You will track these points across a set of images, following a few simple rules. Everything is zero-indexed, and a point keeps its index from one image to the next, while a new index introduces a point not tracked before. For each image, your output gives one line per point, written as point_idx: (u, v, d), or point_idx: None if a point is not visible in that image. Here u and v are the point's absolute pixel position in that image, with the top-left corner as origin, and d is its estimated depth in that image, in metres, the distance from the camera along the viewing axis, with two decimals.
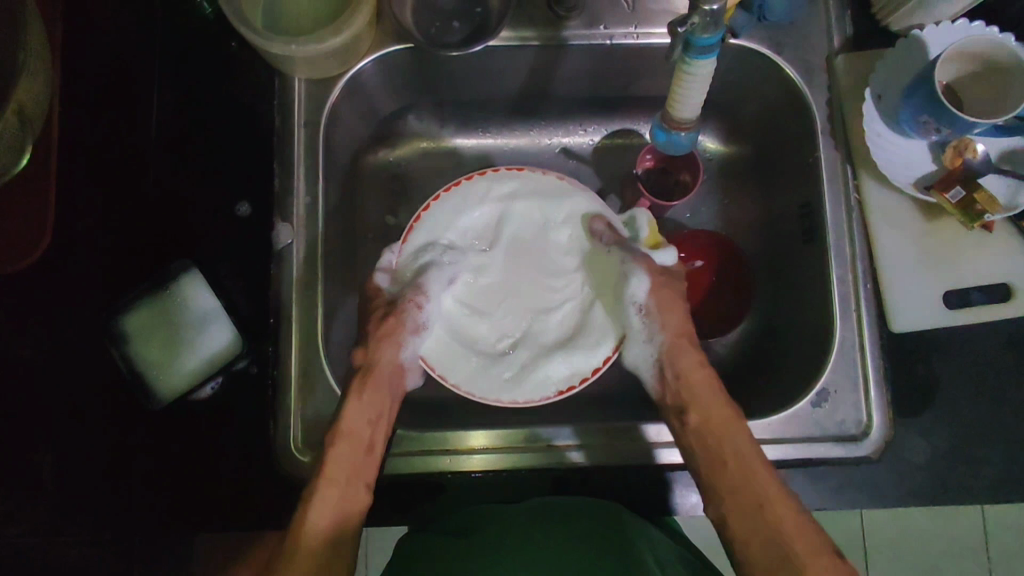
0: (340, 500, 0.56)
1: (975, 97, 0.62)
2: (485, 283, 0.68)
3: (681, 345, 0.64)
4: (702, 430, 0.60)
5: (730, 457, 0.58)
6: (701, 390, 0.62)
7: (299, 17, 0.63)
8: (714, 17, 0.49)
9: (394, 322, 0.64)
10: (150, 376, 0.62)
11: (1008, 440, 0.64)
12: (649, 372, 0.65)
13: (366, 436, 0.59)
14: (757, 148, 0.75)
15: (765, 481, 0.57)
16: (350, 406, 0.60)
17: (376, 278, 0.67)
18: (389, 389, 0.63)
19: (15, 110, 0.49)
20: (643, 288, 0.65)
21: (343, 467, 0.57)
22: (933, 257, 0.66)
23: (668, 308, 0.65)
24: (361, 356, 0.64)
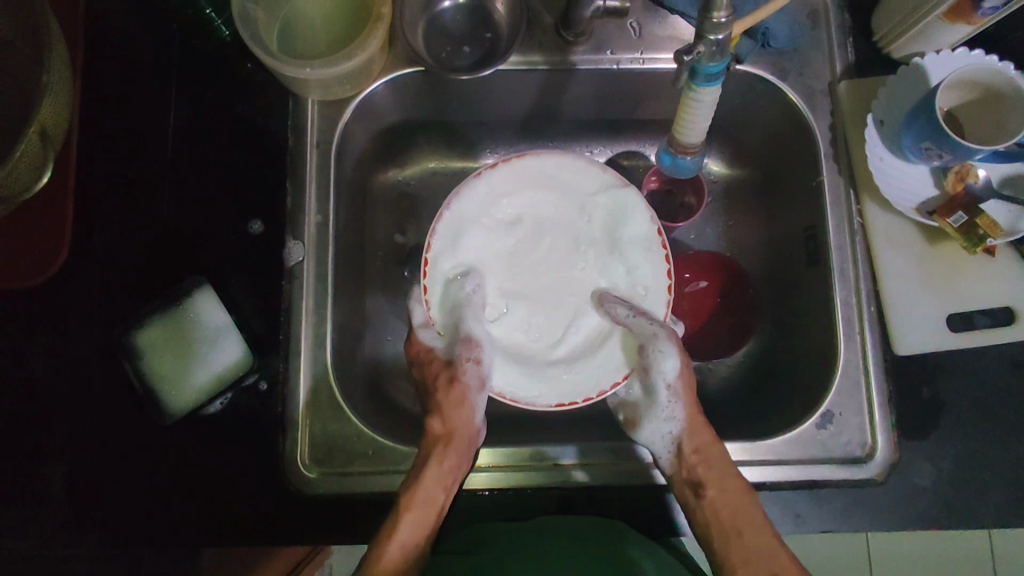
0: (406, 565, 0.55)
1: (977, 124, 0.63)
2: (547, 288, 0.64)
3: (700, 421, 0.61)
4: (717, 506, 0.58)
5: (742, 528, 0.58)
6: (720, 467, 0.59)
7: (315, 41, 0.65)
8: (720, 47, 0.49)
9: (461, 390, 0.60)
10: (161, 391, 0.63)
11: (1012, 464, 0.64)
12: (665, 454, 0.61)
13: (435, 501, 0.57)
14: (761, 171, 0.77)
15: (757, 540, 0.57)
16: (425, 471, 0.57)
17: (421, 337, 0.63)
18: (466, 453, 0.60)
19: (37, 130, 0.51)
20: (674, 370, 0.60)
21: (413, 532, 0.56)
22: (936, 282, 0.67)
23: (686, 383, 0.61)
24: (435, 420, 0.60)
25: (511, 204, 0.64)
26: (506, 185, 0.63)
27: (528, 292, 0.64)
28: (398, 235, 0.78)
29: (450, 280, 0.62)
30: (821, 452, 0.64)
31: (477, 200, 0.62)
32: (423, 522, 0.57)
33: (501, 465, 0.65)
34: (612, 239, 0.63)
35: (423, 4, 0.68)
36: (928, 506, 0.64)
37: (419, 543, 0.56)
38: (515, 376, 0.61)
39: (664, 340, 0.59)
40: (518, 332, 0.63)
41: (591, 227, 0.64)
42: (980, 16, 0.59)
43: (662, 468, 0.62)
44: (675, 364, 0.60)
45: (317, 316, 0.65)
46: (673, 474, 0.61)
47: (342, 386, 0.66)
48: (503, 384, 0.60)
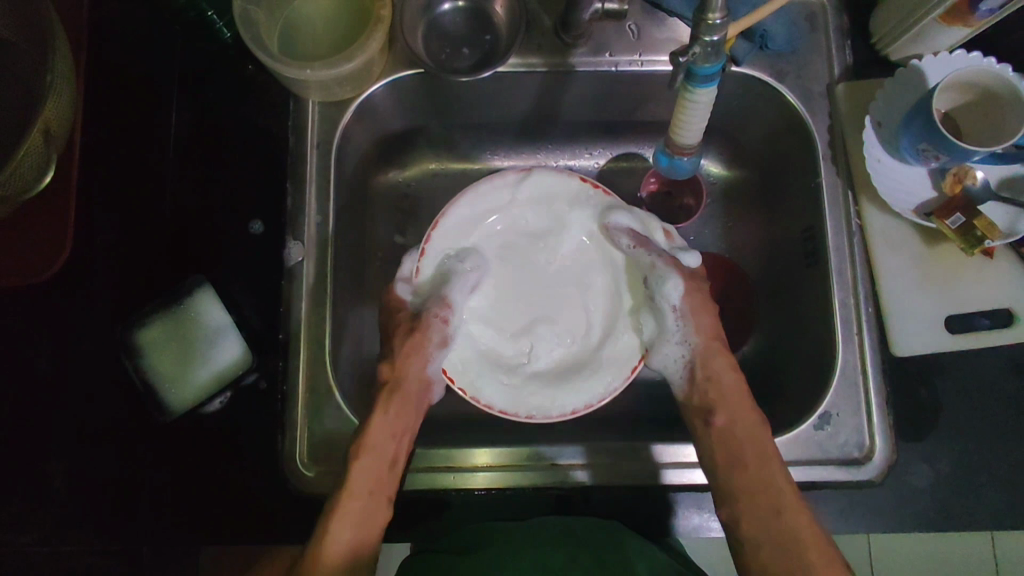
0: (365, 513, 0.57)
1: (974, 126, 0.63)
2: (554, 291, 0.69)
3: (714, 348, 0.64)
4: (728, 430, 0.61)
5: (751, 460, 0.59)
6: (730, 395, 0.62)
7: (315, 42, 0.66)
8: (715, 48, 0.49)
9: (421, 337, 0.62)
10: (163, 390, 0.64)
11: (1010, 465, 0.64)
12: (677, 378, 0.65)
13: (389, 448, 0.59)
14: (760, 172, 0.77)
15: (776, 470, 0.59)
16: (375, 420, 0.59)
17: (398, 290, 0.65)
18: (414, 403, 0.62)
19: (42, 130, 0.52)
20: (678, 292, 0.63)
21: (365, 481, 0.57)
22: (934, 283, 0.67)
23: (700, 311, 0.64)
24: (386, 368, 0.62)
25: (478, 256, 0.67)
26: (461, 238, 0.66)
27: (539, 308, 0.69)
28: (397, 236, 0.78)
29: (461, 355, 0.65)
30: (819, 453, 0.64)
31: (437, 249, 0.65)
32: (374, 472, 0.58)
33: (499, 464, 0.65)
34: (579, 212, 0.67)
35: (423, 7, 0.69)
36: (926, 507, 0.64)
37: (369, 491, 0.58)
38: (573, 385, 0.64)
39: (662, 265, 0.64)
40: (558, 343, 0.68)
41: (556, 215, 0.68)
42: (977, 19, 0.60)
43: (677, 393, 0.65)
44: (679, 290, 0.63)
45: (315, 316, 0.66)
46: (687, 399, 0.64)
47: (340, 385, 0.66)
48: (565, 396, 0.64)
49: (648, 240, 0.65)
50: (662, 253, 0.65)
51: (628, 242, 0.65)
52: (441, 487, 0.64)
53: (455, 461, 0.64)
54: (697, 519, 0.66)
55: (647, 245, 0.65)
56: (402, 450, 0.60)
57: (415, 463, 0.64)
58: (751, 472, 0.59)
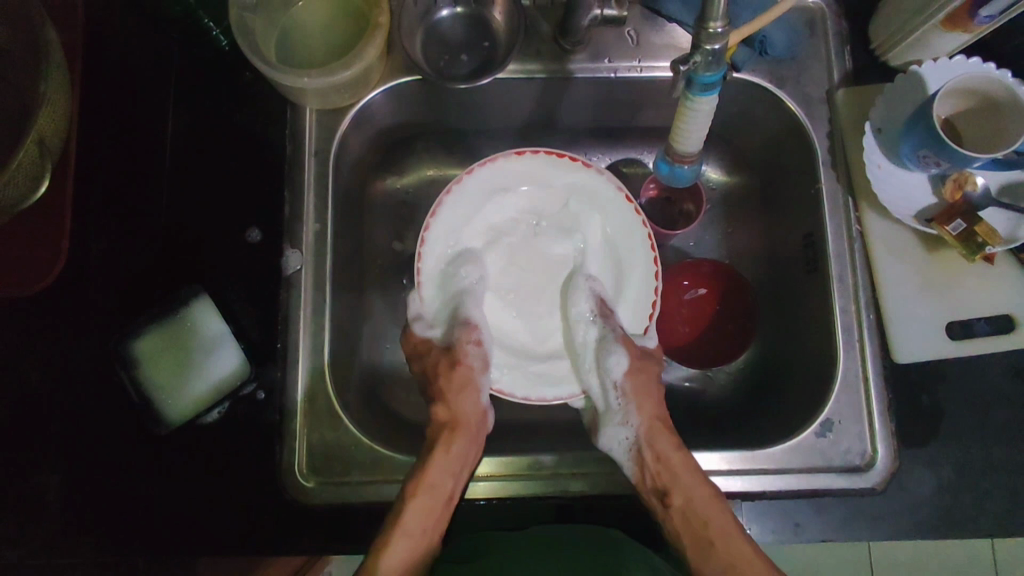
0: (415, 551, 0.55)
1: (974, 133, 0.63)
2: (523, 264, 0.68)
3: (659, 428, 0.61)
4: (686, 511, 0.58)
5: (716, 535, 0.57)
6: (687, 475, 0.58)
7: (312, 49, 0.65)
8: (716, 57, 0.49)
9: (465, 371, 0.62)
10: (159, 401, 0.63)
11: (1013, 471, 0.64)
12: (627, 461, 0.61)
13: (446, 485, 0.58)
14: (760, 178, 0.77)
15: (733, 543, 0.56)
16: (433, 457, 0.58)
17: (417, 331, 0.66)
18: (472, 437, 0.61)
19: (35, 139, 0.52)
20: (622, 366, 0.62)
21: (417, 519, 0.56)
22: (935, 289, 0.66)
23: (643, 393, 0.62)
24: (441, 407, 0.62)
25: (545, 336, 0.67)
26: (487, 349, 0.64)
27: (530, 256, 0.69)
28: (395, 242, 0.78)
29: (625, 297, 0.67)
30: (821, 460, 0.63)
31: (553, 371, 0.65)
32: (430, 513, 0.57)
33: (498, 474, 0.64)
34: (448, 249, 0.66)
35: (422, 13, 0.68)
36: (929, 514, 0.64)
37: (421, 529, 0.56)
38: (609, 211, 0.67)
39: (615, 342, 0.63)
40: (602, 259, 0.68)
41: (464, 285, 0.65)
42: (976, 25, 0.60)
43: (630, 476, 0.60)
44: (624, 367, 0.62)
45: (314, 325, 0.65)
46: (640, 482, 0.60)
47: (339, 395, 0.66)
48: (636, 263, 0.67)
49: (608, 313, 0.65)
50: (621, 330, 0.64)
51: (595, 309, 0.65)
52: None
53: None
54: None
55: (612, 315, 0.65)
56: (458, 488, 0.59)
57: None
58: (717, 548, 0.57)
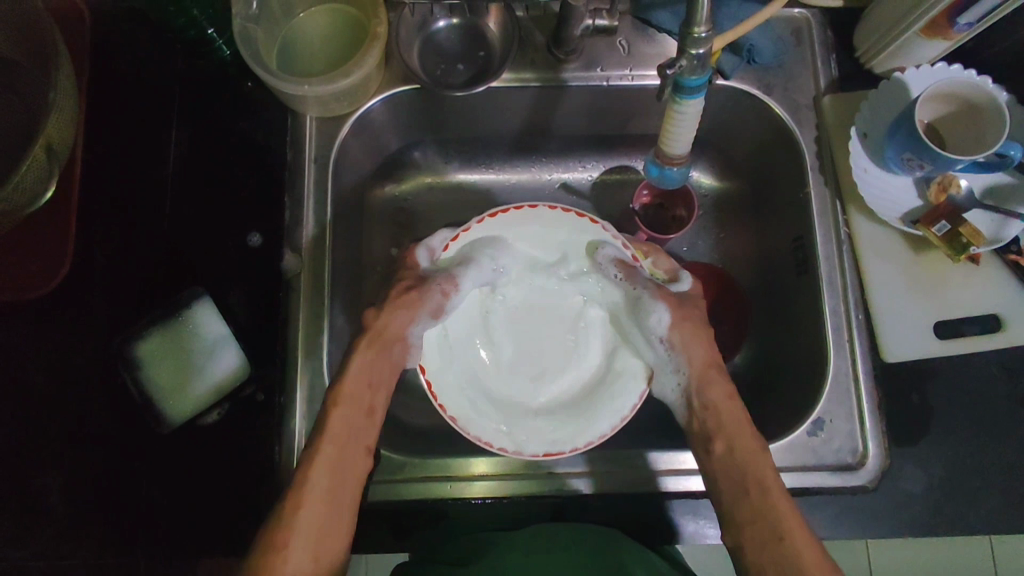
0: (338, 458, 0.57)
1: (956, 136, 0.65)
2: (533, 357, 0.72)
3: (711, 377, 0.64)
4: (730, 457, 0.59)
5: (752, 485, 0.57)
6: (731, 423, 0.61)
7: (313, 60, 0.67)
8: (701, 61, 0.50)
9: (419, 296, 0.65)
10: (161, 402, 0.65)
11: (1002, 469, 0.65)
12: (678, 404, 0.66)
13: (366, 397, 0.61)
14: (749, 183, 0.79)
15: (772, 494, 0.57)
16: (353, 365, 0.62)
17: (416, 253, 0.69)
18: (390, 355, 0.64)
19: (44, 145, 0.55)
20: (663, 322, 0.66)
21: (342, 427, 0.59)
22: (923, 289, 0.68)
23: (693, 342, 0.66)
24: (372, 315, 0.65)
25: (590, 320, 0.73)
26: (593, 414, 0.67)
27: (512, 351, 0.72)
28: (393, 248, 0.79)
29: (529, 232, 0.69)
30: (813, 458, 0.64)
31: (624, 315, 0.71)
32: (352, 421, 0.60)
33: (498, 473, 0.65)
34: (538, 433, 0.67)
35: (419, 24, 0.70)
36: (921, 512, 0.64)
37: (343, 439, 0.59)
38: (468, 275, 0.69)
39: (648, 298, 0.67)
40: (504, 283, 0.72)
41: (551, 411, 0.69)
42: (955, 32, 0.62)
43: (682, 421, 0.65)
44: (665, 322, 0.66)
45: (313, 327, 0.66)
46: (691, 429, 0.64)
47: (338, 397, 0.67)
48: (506, 227, 0.68)
49: (634, 269, 0.68)
50: (651, 282, 0.68)
51: (617, 273, 0.68)
52: (439, 496, 0.64)
53: (452, 470, 0.65)
54: (692, 526, 0.65)
55: (635, 276, 0.68)
56: (379, 401, 0.63)
57: (415, 472, 0.64)
58: (752, 497, 0.57)
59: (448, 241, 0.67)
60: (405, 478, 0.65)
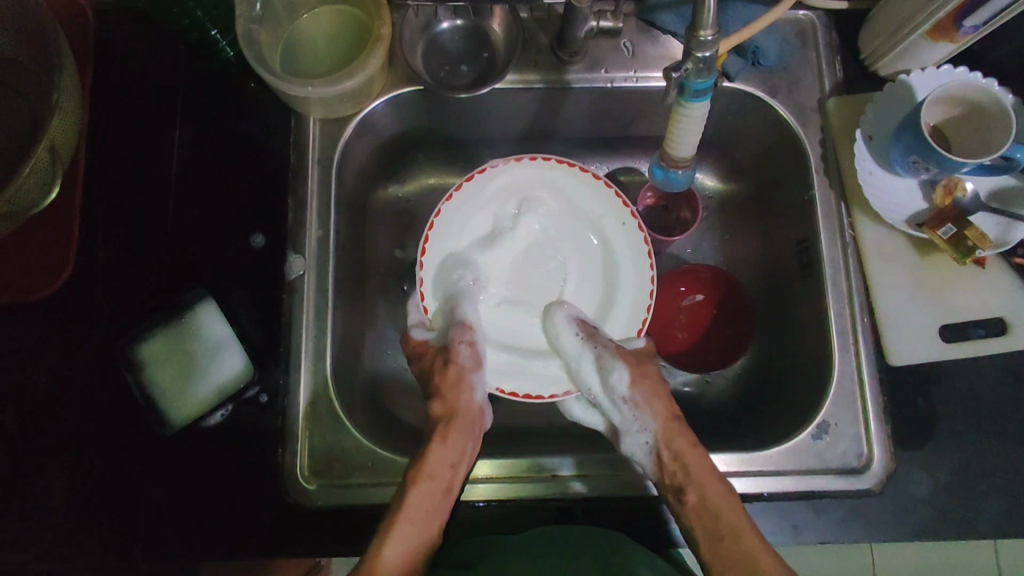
0: (412, 542, 0.55)
1: (963, 139, 0.64)
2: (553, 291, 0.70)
3: (673, 429, 0.61)
4: (704, 508, 0.58)
5: (726, 531, 0.57)
6: (699, 473, 0.59)
7: (317, 61, 0.67)
8: (707, 64, 0.50)
9: (457, 369, 0.63)
10: (164, 404, 0.64)
11: (1008, 472, 0.65)
12: (647, 461, 0.61)
13: (446, 478, 0.59)
14: (753, 185, 0.78)
15: (744, 537, 0.57)
16: (432, 448, 0.59)
17: (415, 335, 0.67)
18: (471, 431, 0.62)
19: (47, 147, 0.55)
20: (624, 381, 0.62)
21: (417, 508, 0.56)
22: (928, 293, 0.68)
23: (654, 396, 0.62)
24: (439, 405, 0.62)
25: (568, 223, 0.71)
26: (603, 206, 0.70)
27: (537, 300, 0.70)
28: (397, 249, 0.79)
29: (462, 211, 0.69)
30: (818, 462, 0.64)
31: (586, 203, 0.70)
32: (429, 502, 0.57)
33: (500, 476, 0.65)
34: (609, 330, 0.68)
35: (423, 25, 0.70)
36: (926, 515, 0.64)
37: (421, 518, 0.56)
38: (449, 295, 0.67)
39: (608, 356, 0.63)
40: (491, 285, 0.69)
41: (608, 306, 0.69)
42: (961, 35, 0.62)
43: (649, 477, 0.61)
44: (625, 381, 0.62)
45: (316, 328, 0.66)
46: (659, 480, 0.60)
47: (341, 398, 0.67)
48: (447, 231, 0.68)
49: (594, 333, 0.65)
50: (612, 344, 0.64)
51: (580, 334, 0.65)
52: None
53: None
54: None
55: (595, 337, 0.65)
56: (458, 479, 0.60)
57: None
58: (727, 543, 0.57)
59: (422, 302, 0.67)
60: None
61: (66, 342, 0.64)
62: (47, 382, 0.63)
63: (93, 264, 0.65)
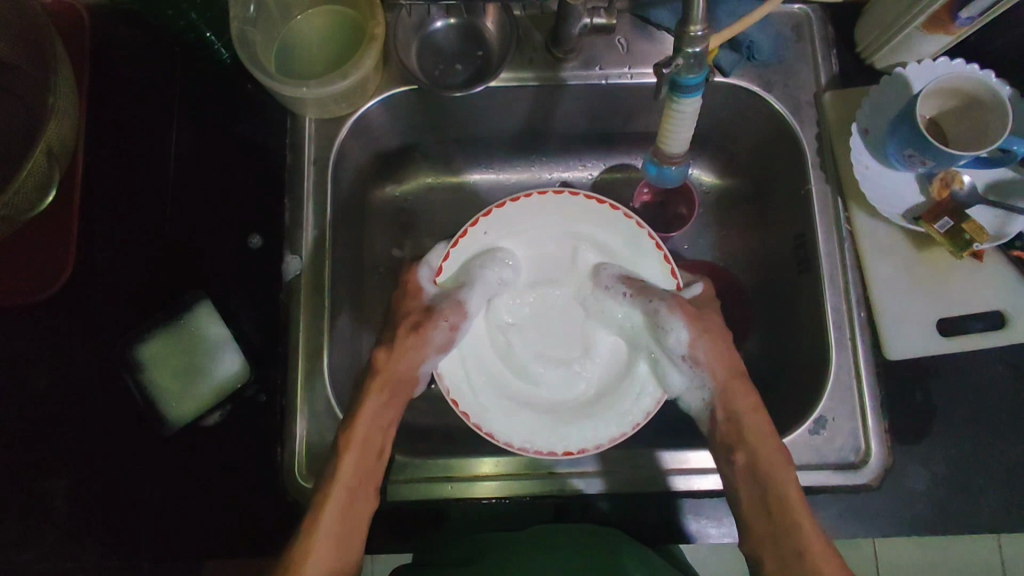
0: (350, 500, 0.57)
1: (960, 132, 0.64)
2: (569, 312, 0.70)
3: (735, 387, 0.62)
4: (753, 471, 0.59)
5: (774, 504, 0.57)
6: (757, 437, 0.59)
7: (311, 62, 0.67)
8: (698, 59, 0.50)
9: (419, 338, 0.62)
10: (163, 404, 0.64)
11: (1007, 465, 0.64)
12: (702, 415, 0.64)
13: (377, 440, 0.60)
14: (750, 181, 0.78)
15: (795, 514, 0.57)
16: (365, 407, 0.60)
17: (418, 278, 0.66)
18: (400, 392, 0.62)
19: (43, 150, 0.56)
20: (683, 338, 0.63)
21: (354, 471, 0.57)
22: (925, 287, 0.67)
23: (716, 352, 0.63)
24: (382, 353, 0.62)
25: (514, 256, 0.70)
26: (541, 211, 0.69)
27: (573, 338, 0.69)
28: (395, 249, 0.79)
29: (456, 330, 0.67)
30: (815, 457, 0.64)
31: (501, 231, 0.69)
32: (361, 466, 0.58)
33: (503, 473, 0.65)
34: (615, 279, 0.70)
35: (417, 25, 0.70)
36: (925, 510, 0.64)
37: (352, 484, 0.57)
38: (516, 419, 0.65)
39: (665, 313, 0.63)
40: (547, 382, 0.68)
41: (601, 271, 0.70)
42: (957, 26, 0.61)
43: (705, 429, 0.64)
44: (685, 337, 0.63)
45: (313, 330, 0.66)
46: (712, 437, 0.62)
47: (340, 397, 0.67)
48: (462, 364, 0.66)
49: (649, 288, 0.65)
50: (672, 295, 0.65)
51: (627, 290, 0.66)
52: (442, 497, 0.64)
53: (455, 471, 0.65)
54: (696, 525, 0.65)
55: (646, 292, 0.65)
56: (389, 443, 0.61)
57: (415, 473, 0.65)
58: (773, 517, 0.57)
59: (441, 263, 0.67)
60: (409, 478, 0.65)
61: (65, 345, 0.65)
62: (47, 384, 0.64)
63: (93, 267, 0.66)
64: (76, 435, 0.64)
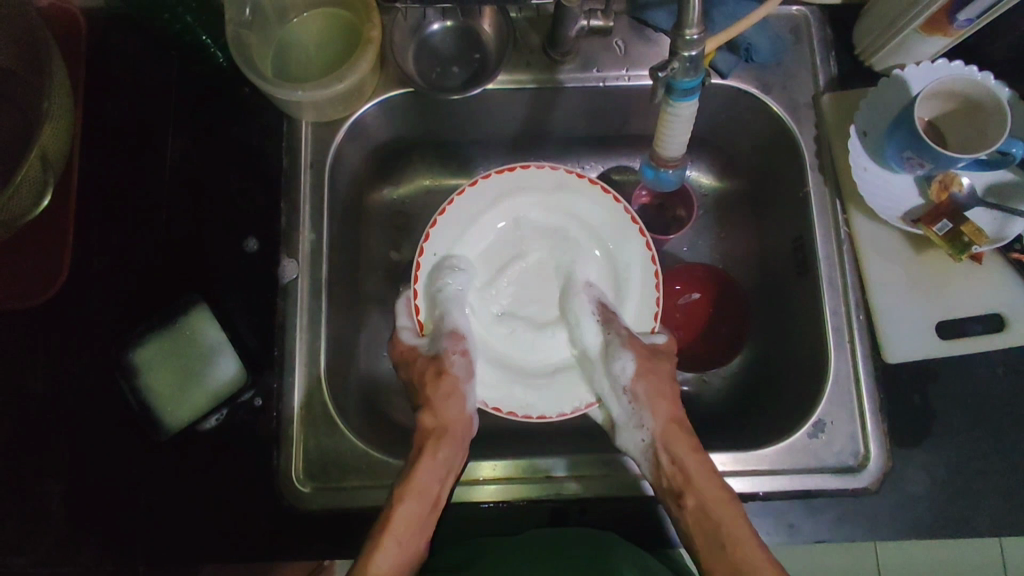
0: (401, 556, 0.54)
1: (959, 134, 0.64)
2: (541, 282, 0.69)
3: (675, 432, 0.59)
4: (703, 517, 0.56)
5: (731, 544, 0.54)
6: (703, 479, 0.57)
7: (307, 65, 0.67)
8: (694, 63, 0.50)
9: (452, 380, 0.62)
10: (158, 409, 0.63)
11: (1007, 468, 0.64)
12: (643, 460, 0.60)
13: (433, 490, 0.57)
14: (749, 183, 0.78)
15: (751, 555, 0.53)
16: (420, 464, 0.57)
17: (402, 338, 0.65)
18: (457, 443, 0.60)
19: (38, 156, 0.56)
20: (629, 370, 0.62)
21: (409, 525, 0.55)
22: (924, 289, 0.67)
23: (657, 397, 0.61)
24: (428, 414, 0.60)
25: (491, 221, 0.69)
26: (489, 201, 0.69)
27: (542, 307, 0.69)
28: (392, 252, 0.79)
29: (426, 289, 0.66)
30: (814, 461, 0.64)
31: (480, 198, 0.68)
32: (417, 519, 0.55)
33: (504, 477, 0.65)
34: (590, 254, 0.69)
35: (413, 28, 0.70)
36: (924, 513, 0.63)
37: (408, 536, 0.55)
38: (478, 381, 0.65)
39: (618, 346, 0.63)
40: (511, 344, 0.68)
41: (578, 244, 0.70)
42: (955, 29, 0.61)
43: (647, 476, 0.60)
44: (631, 372, 0.61)
45: (310, 334, 0.66)
46: (658, 483, 0.59)
47: (337, 401, 0.67)
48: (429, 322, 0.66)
49: (610, 315, 0.65)
50: (626, 334, 0.64)
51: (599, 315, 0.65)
52: None
53: None
54: None
55: (613, 318, 0.65)
56: (444, 493, 0.58)
57: None
58: (728, 555, 0.54)
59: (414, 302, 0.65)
60: None
61: (61, 349, 0.65)
62: (43, 389, 0.64)
63: (89, 271, 0.66)
64: (72, 440, 0.64)
